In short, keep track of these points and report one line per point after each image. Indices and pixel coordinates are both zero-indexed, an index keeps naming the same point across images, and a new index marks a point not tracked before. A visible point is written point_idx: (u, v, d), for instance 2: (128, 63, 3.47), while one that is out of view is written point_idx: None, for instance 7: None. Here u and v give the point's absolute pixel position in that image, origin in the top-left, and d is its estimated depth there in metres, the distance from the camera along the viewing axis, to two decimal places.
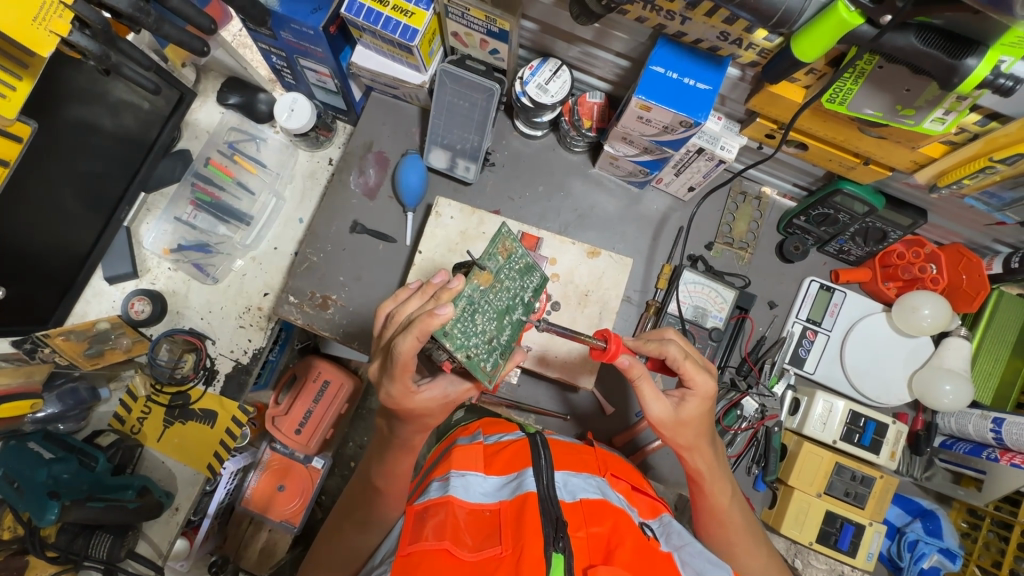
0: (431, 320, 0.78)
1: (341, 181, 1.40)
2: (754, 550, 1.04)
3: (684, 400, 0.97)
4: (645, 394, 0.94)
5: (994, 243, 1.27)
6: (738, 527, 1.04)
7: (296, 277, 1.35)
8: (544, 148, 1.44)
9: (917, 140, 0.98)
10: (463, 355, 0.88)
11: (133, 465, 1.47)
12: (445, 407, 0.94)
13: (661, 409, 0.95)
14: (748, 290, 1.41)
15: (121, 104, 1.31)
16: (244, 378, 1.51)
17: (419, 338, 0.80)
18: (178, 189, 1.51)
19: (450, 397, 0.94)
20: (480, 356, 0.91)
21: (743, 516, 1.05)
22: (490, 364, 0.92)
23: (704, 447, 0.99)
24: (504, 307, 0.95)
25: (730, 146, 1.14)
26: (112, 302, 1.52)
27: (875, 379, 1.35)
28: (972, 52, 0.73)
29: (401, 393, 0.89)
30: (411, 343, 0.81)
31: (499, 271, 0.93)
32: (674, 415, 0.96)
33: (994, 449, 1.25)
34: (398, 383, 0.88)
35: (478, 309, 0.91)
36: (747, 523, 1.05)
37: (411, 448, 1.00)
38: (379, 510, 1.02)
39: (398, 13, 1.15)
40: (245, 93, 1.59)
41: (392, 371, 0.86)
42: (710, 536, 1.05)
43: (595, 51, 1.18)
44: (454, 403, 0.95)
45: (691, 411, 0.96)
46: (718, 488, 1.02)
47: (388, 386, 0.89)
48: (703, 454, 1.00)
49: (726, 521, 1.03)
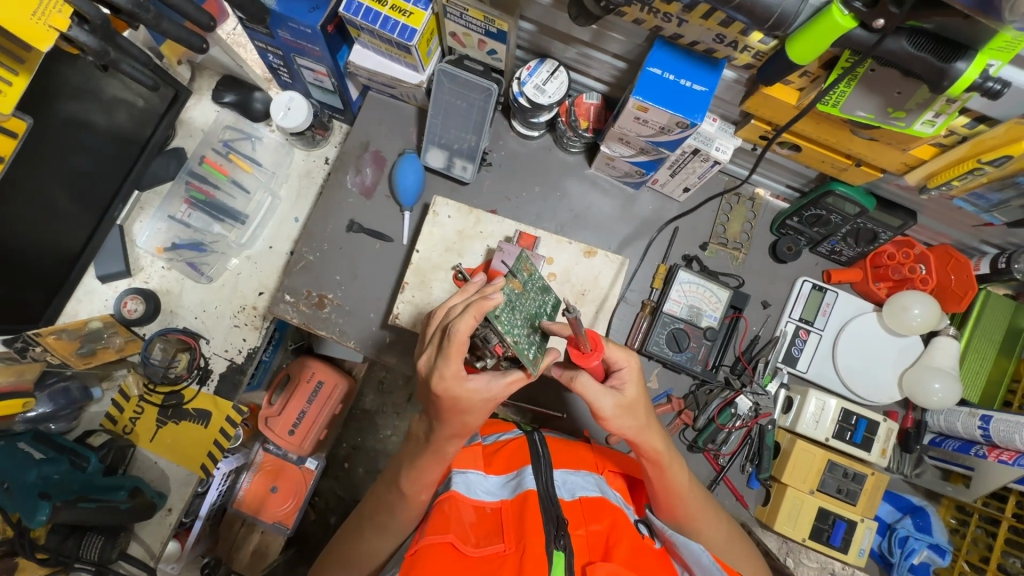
0: (485, 302, 0.83)
1: (337, 180, 1.41)
2: (714, 521, 1.02)
3: (623, 384, 0.94)
4: (588, 388, 0.92)
5: (982, 244, 1.30)
6: (697, 501, 1.01)
7: (292, 276, 1.36)
8: (540, 149, 1.44)
9: (907, 142, 0.99)
10: (511, 338, 0.87)
11: (125, 465, 1.45)
12: (488, 405, 0.89)
13: (608, 399, 0.92)
14: (742, 290, 1.42)
15: (116, 101, 1.31)
16: (238, 377, 1.51)
17: (477, 317, 0.83)
18: (174, 189, 1.53)
19: (492, 392, 0.87)
20: (525, 345, 0.90)
21: (698, 493, 1.02)
22: (531, 353, 0.91)
23: (652, 424, 0.96)
24: (535, 313, 0.96)
25: (726, 147, 1.15)
26: (105, 301, 1.51)
27: (865, 378, 1.37)
28: (961, 56, 0.75)
29: (454, 376, 0.85)
30: (467, 323, 0.82)
31: (528, 280, 0.95)
32: (622, 404, 0.93)
33: (982, 446, 1.27)
34: (455, 363, 0.84)
35: (517, 308, 0.91)
36: (705, 498, 1.03)
37: (444, 454, 0.94)
38: (380, 515, 1.00)
39: (396, 13, 1.16)
40: (240, 92, 1.59)
41: (445, 351, 0.84)
42: (672, 515, 1.00)
43: (592, 52, 1.19)
44: (496, 399, 0.89)
45: (633, 393, 0.94)
46: (674, 469, 0.98)
47: (439, 366, 0.85)
48: (654, 434, 0.96)
49: (688, 498, 0.99)
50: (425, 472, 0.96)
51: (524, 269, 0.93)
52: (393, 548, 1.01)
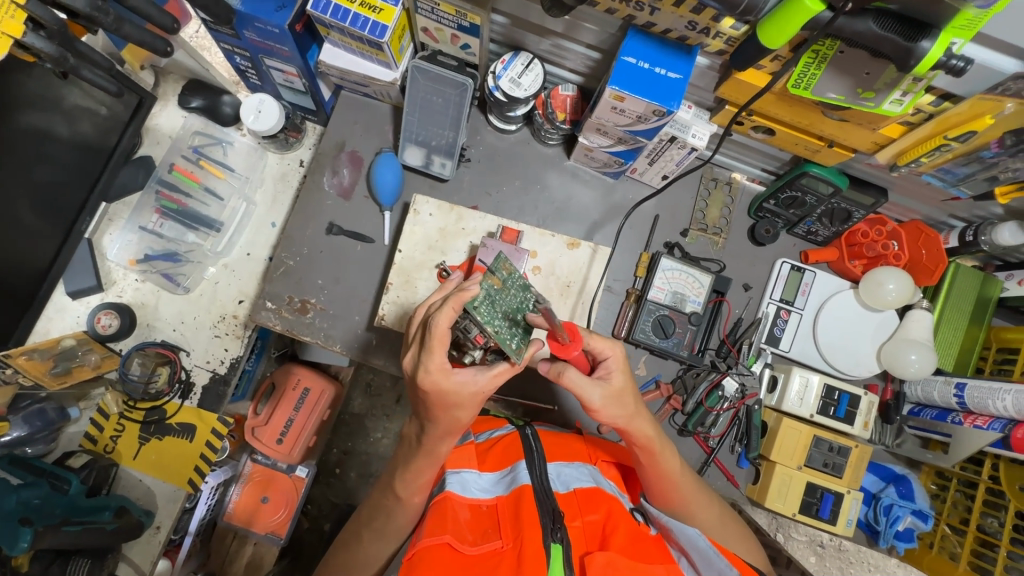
0: (464, 292, 0.84)
1: (314, 183, 1.39)
2: (705, 504, 1.03)
3: (610, 373, 0.95)
4: (575, 382, 0.92)
5: (950, 218, 1.34)
6: (690, 485, 1.02)
7: (273, 282, 1.33)
8: (518, 142, 1.44)
9: (878, 122, 1.01)
10: (491, 328, 0.87)
11: (109, 485, 1.41)
12: (478, 400, 0.88)
13: (596, 392, 0.93)
14: (723, 274, 1.45)
15: (77, 110, 1.26)
16: (222, 389, 1.48)
17: (456, 308, 0.83)
18: (143, 198, 1.49)
19: (480, 385, 0.86)
20: (507, 334, 0.89)
21: (689, 476, 1.04)
22: (514, 342, 0.90)
23: (642, 412, 0.97)
24: (517, 307, 0.92)
25: (701, 133, 1.17)
26: (78, 317, 1.47)
27: (846, 353, 1.41)
28: (926, 34, 0.76)
29: (440, 368, 0.84)
30: (446, 315, 0.83)
31: (510, 276, 0.93)
32: (610, 394, 0.94)
33: (957, 413, 1.32)
34: (439, 356, 0.84)
35: (497, 302, 0.90)
36: (694, 480, 1.05)
37: (437, 453, 0.94)
38: (383, 522, 0.99)
39: (367, 10, 1.14)
40: (208, 96, 1.53)
41: (427, 345, 0.84)
42: (666, 501, 1.02)
43: (566, 43, 1.19)
44: (483, 392, 0.87)
45: (620, 381, 0.95)
46: (666, 454, 0.99)
47: (424, 360, 0.84)
48: (643, 422, 0.97)
49: (680, 483, 1.00)
50: (420, 474, 0.95)
51: (504, 264, 0.91)
52: (391, 553, 1.00)
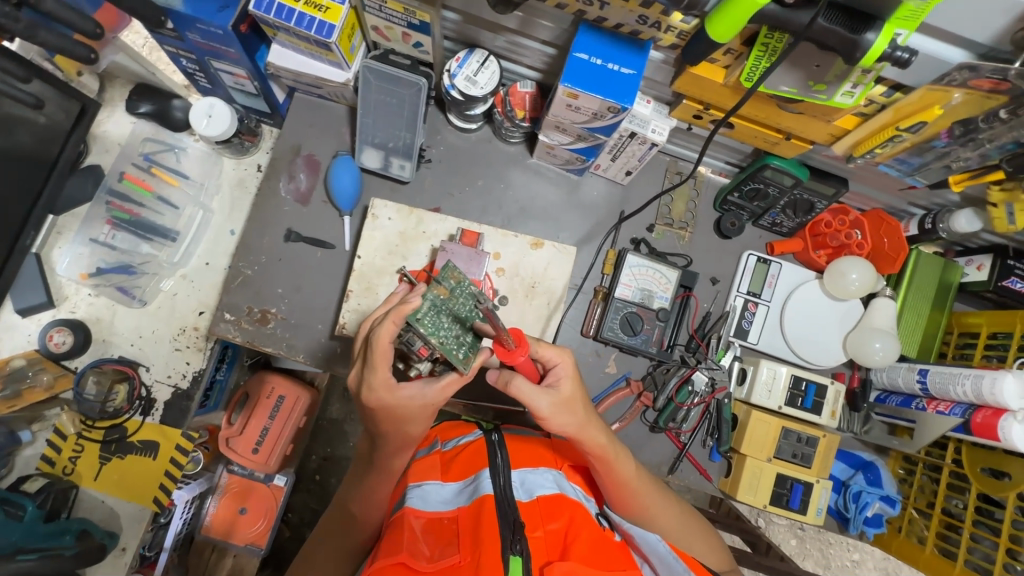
0: (404, 306, 0.82)
1: (270, 189, 1.34)
2: (665, 507, 1.03)
3: (558, 380, 0.93)
4: (522, 391, 0.90)
5: (910, 206, 1.35)
6: (648, 491, 1.02)
7: (230, 293, 1.29)
8: (480, 141, 1.41)
9: (832, 113, 1.01)
10: (436, 341, 0.83)
11: (68, 508, 1.36)
12: (428, 412, 0.87)
13: (544, 401, 0.90)
14: (691, 268, 1.44)
15: (15, 119, 1.19)
16: (185, 404, 1.43)
17: (396, 322, 0.82)
18: (93, 210, 1.44)
19: (429, 397, 0.85)
20: (453, 345, 0.85)
21: (648, 480, 1.03)
22: (462, 352, 0.86)
23: (593, 420, 0.95)
24: (468, 315, 0.86)
25: (661, 128, 1.14)
26: (28, 335, 1.41)
27: (812, 344, 1.41)
28: (870, 26, 0.75)
29: (384, 385, 0.83)
30: (387, 328, 0.82)
31: (458, 285, 0.87)
32: (560, 401, 0.91)
33: (921, 399, 1.33)
34: (382, 371, 0.83)
35: (445, 312, 0.85)
36: (654, 484, 1.04)
37: (391, 467, 0.95)
38: (349, 537, 0.97)
39: (312, 9, 1.09)
40: (157, 100, 1.47)
41: (370, 360, 0.84)
42: (625, 509, 1.00)
43: (521, 39, 1.16)
44: (433, 405, 0.85)
45: (569, 389, 0.93)
46: (621, 461, 0.98)
47: (368, 377, 0.84)
48: (595, 430, 0.95)
49: (639, 489, 0.99)
50: (376, 489, 0.96)
51: (451, 273, 0.86)
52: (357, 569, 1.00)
